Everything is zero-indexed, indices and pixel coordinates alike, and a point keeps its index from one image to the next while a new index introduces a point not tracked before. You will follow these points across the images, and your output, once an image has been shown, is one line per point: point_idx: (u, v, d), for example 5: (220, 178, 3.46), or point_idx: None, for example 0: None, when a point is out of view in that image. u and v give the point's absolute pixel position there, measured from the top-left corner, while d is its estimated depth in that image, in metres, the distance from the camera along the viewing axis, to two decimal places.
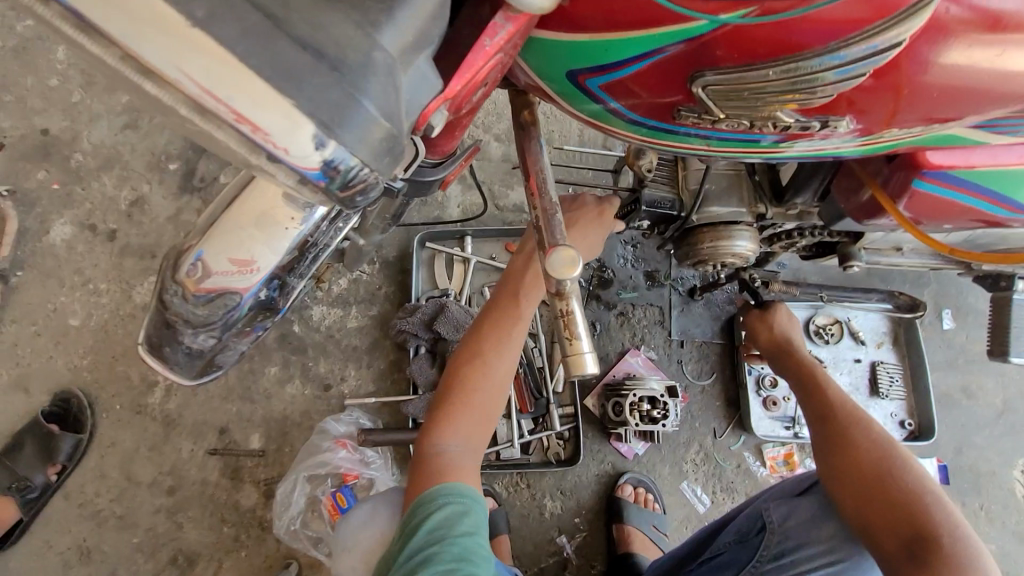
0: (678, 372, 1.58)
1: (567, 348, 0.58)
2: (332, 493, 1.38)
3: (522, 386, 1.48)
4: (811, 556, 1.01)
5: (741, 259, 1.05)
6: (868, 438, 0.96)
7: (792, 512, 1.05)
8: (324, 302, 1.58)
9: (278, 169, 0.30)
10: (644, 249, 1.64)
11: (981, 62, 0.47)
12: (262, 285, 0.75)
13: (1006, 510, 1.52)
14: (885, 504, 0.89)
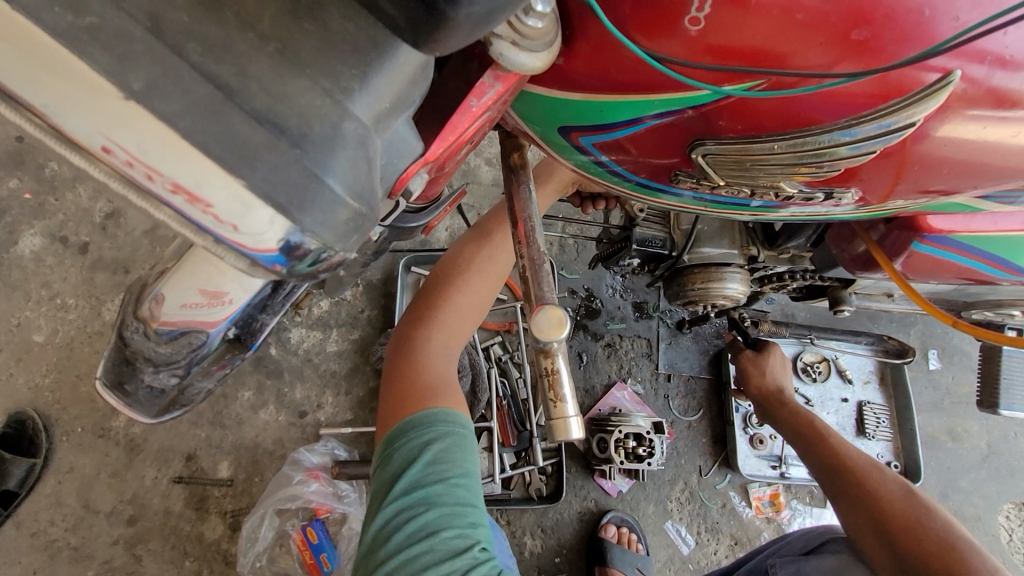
0: (664, 408, 1.55)
1: (551, 411, 0.54)
2: (303, 528, 1.32)
3: (504, 419, 1.45)
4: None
5: (731, 300, 1.03)
6: (884, 486, 0.96)
7: (800, 571, 1.05)
8: (303, 324, 1.53)
9: (222, 252, 0.27)
10: (633, 280, 1.63)
11: (1000, 141, 0.44)
12: (232, 323, 0.70)
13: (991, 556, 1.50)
14: (915, 550, 0.87)
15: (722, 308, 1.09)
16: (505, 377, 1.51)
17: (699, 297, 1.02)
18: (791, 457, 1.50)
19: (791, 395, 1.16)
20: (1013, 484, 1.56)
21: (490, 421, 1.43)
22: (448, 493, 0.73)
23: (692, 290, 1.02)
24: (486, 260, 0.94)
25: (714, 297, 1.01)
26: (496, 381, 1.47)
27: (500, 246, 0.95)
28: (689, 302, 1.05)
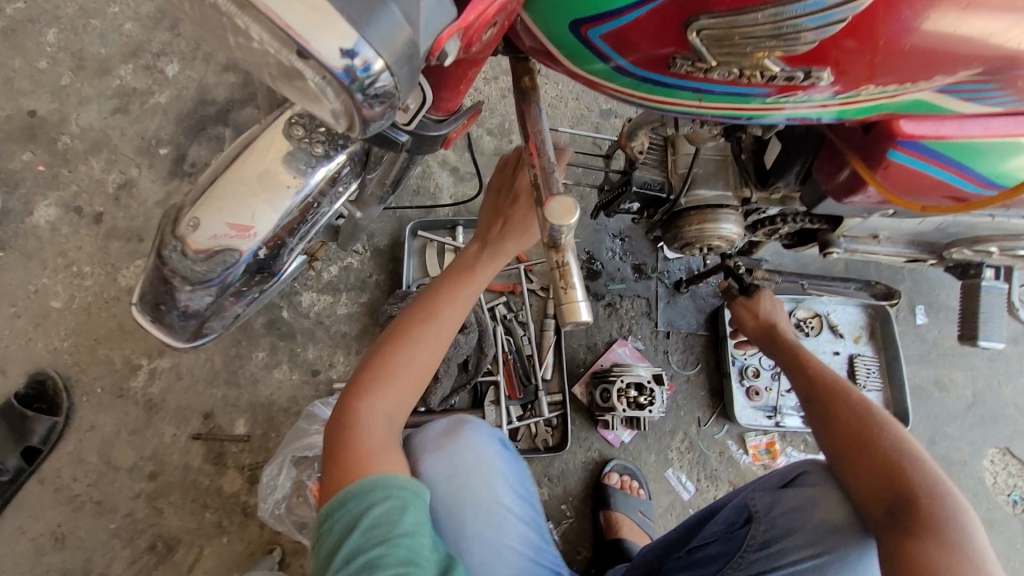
0: (663, 362, 1.61)
1: (562, 297, 0.61)
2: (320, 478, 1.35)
3: (511, 373, 1.51)
4: (799, 560, 0.89)
5: (726, 242, 1.09)
6: (851, 409, 0.96)
7: (777, 501, 0.96)
8: (314, 288, 1.58)
9: (306, 62, 0.35)
10: (631, 243, 1.70)
11: (940, 25, 0.53)
12: (262, 245, 0.78)
13: (976, 498, 1.57)
14: (872, 470, 0.88)
15: (717, 252, 1.15)
16: (510, 335, 1.56)
17: (697, 237, 1.08)
18: (785, 407, 1.57)
19: (786, 330, 1.21)
20: (998, 430, 1.63)
21: (497, 374, 1.50)
22: (391, 555, 0.71)
23: (690, 231, 1.08)
24: (430, 331, 0.90)
25: (711, 237, 1.07)
26: (502, 339, 1.53)
27: (448, 314, 0.92)
28: (687, 245, 1.11)
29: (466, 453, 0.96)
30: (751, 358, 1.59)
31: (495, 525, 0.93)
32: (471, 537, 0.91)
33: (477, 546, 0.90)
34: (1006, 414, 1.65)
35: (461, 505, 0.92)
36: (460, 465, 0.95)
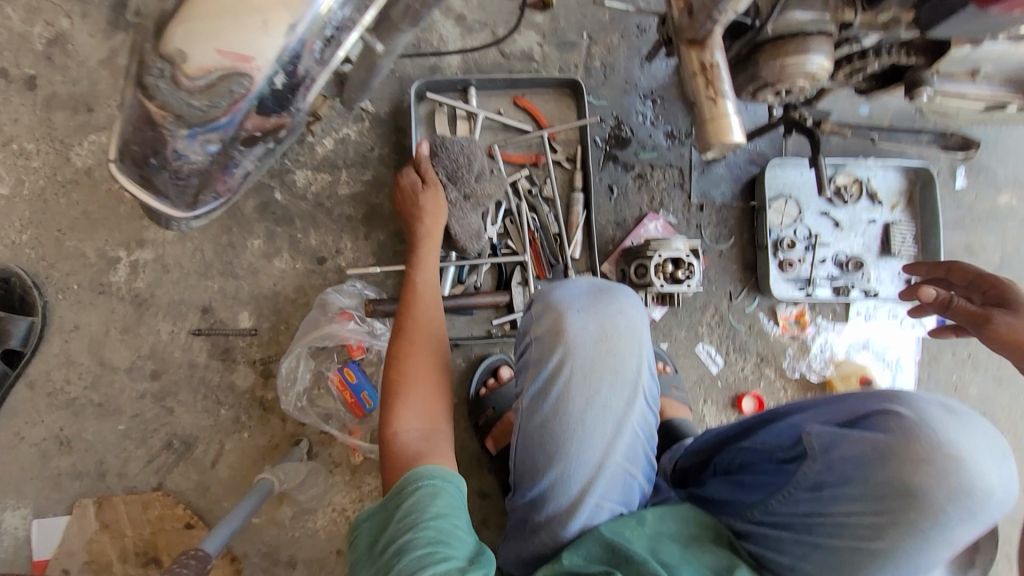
0: (697, 236, 1.51)
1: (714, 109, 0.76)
2: (339, 369, 1.28)
3: (538, 252, 1.41)
4: (850, 511, 0.74)
5: (814, 82, 0.92)
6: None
7: (838, 444, 0.76)
8: (309, 165, 1.39)
9: None
10: (664, 107, 1.54)
11: None
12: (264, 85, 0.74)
13: (991, 358, 1.59)
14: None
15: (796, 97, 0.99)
16: (534, 212, 1.43)
17: (780, 74, 0.91)
18: (817, 278, 1.52)
19: None
20: None
21: (523, 255, 1.39)
22: (419, 537, 0.66)
23: (774, 68, 0.91)
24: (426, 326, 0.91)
25: (800, 73, 0.90)
26: (527, 216, 1.41)
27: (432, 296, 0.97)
28: (765, 86, 0.94)
29: (615, 317, 0.88)
30: (788, 230, 1.52)
31: (628, 400, 0.85)
32: (603, 407, 0.84)
33: (606, 418, 0.84)
34: None
35: (600, 371, 0.85)
36: (611, 329, 0.87)
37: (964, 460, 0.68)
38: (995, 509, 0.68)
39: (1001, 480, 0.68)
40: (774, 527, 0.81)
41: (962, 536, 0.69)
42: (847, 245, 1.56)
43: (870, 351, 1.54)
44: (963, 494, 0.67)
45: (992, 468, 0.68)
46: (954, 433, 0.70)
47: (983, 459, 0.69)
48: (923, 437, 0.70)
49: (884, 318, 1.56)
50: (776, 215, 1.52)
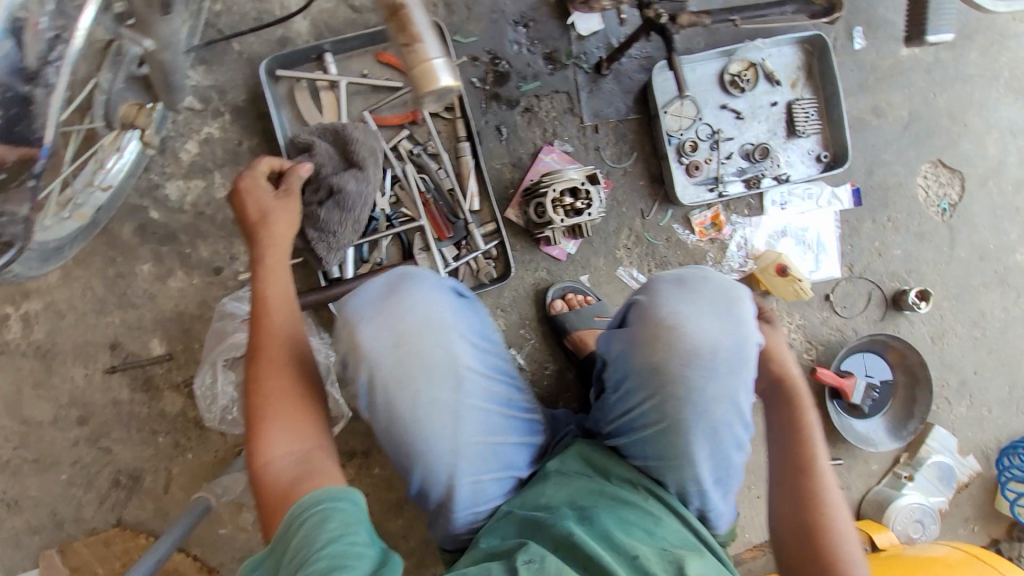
0: (597, 160, 1.46)
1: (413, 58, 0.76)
2: None
3: (434, 214, 1.37)
4: (638, 401, 0.85)
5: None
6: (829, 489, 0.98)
7: (611, 341, 0.90)
8: (178, 175, 1.32)
9: None
10: (538, 29, 1.45)
11: None
12: None
13: (910, 216, 1.59)
14: (807, 555, 0.96)
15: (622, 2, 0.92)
16: (423, 172, 1.38)
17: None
18: (726, 175, 1.50)
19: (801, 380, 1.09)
20: (933, 144, 1.60)
21: (419, 219, 1.35)
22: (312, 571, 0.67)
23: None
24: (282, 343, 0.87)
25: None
26: (416, 180, 1.36)
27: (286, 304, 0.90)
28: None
29: (406, 314, 0.84)
30: (689, 132, 1.48)
31: (452, 387, 0.85)
32: (427, 403, 0.84)
33: (434, 408, 0.84)
34: (940, 125, 1.61)
35: (411, 376, 0.83)
36: (402, 327, 0.84)
37: (683, 326, 0.81)
38: (737, 355, 0.82)
39: (724, 326, 0.82)
40: (619, 434, 0.92)
41: (717, 390, 0.81)
42: (752, 135, 1.52)
43: (790, 237, 1.54)
44: (700, 355, 0.81)
45: (713, 320, 0.82)
46: (676, 304, 0.84)
47: (704, 316, 0.83)
48: (656, 321, 0.82)
49: (800, 201, 1.54)
50: (674, 120, 1.47)
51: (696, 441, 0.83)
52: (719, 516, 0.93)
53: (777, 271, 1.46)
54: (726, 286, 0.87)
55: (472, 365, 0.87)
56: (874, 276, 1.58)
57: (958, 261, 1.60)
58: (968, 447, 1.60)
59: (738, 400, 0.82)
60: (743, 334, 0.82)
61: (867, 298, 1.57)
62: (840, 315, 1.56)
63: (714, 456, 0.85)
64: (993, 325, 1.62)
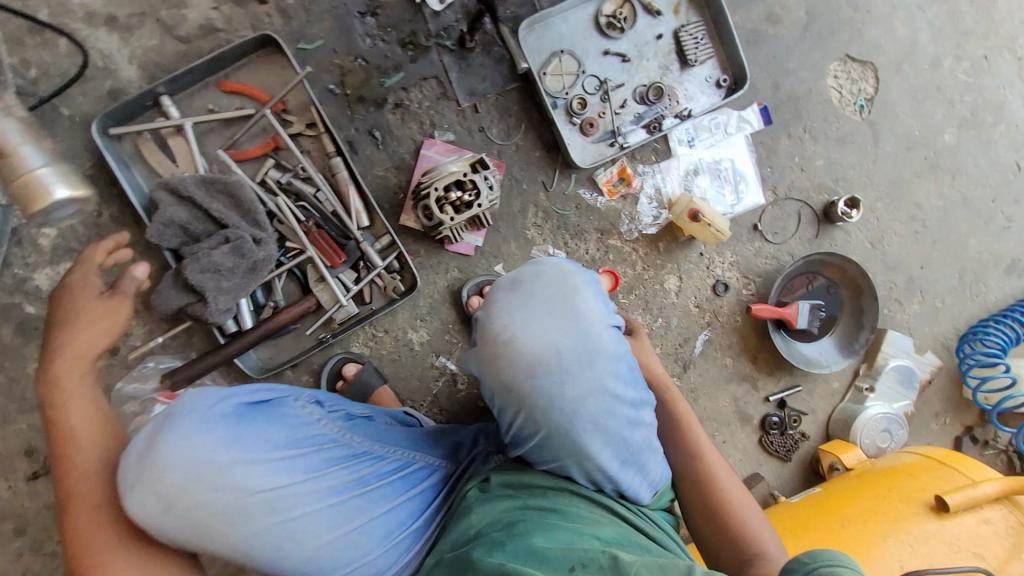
0: (484, 142, 1.37)
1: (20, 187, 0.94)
2: None
3: (321, 240, 1.29)
4: (509, 419, 0.82)
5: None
6: (719, 461, 1.04)
7: (470, 362, 0.86)
8: (43, 263, 1.24)
9: None
10: (387, 14, 1.32)
11: None
12: None
13: (827, 122, 1.49)
14: (718, 529, 0.99)
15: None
16: (301, 199, 1.29)
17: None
18: (623, 126, 1.40)
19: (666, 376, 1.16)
20: (837, 39, 1.49)
21: (305, 249, 1.27)
22: None
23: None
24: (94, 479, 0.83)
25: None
26: (294, 209, 1.27)
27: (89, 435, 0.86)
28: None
29: (166, 476, 0.73)
30: (574, 89, 1.37)
31: (267, 513, 0.77)
32: (253, 537, 0.77)
33: (261, 538, 0.78)
34: (842, 17, 1.49)
35: (212, 525, 0.75)
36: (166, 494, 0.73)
37: (514, 336, 0.77)
38: (580, 348, 0.78)
39: (558, 323, 0.78)
40: (517, 446, 0.84)
41: (572, 387, 0.77)
42: (643, 76, 1.41)
43: (705, 174, 1.45)
44: (542, 359, 0.76)
45: (546, 319, 0.78)
46: (508, 313, 0.79)
47: (537, 318, 0.79)
48: (489, 338, 0.78)
49: (708, 134, 1.44)
50: (555, 80, 1.36)
51: (585, 437, 0.79)
52: (640, 493, 0.89)
53: (691, 216, 1.36)
54: (559, 277, 0.84)
55: (278, 487, 0.78)
56: (801, 194, 1.50)
57: (885, 157, 1.52)
58: (925, 344, 1.57)
59: (603, 387, 0.78)
60: (581, 325, 0.79)
61: (797, 218, 1.50)
62: (772, 243, 1.50)
63: (607, 447, 0.80)
64: (932, 215, 1.56)
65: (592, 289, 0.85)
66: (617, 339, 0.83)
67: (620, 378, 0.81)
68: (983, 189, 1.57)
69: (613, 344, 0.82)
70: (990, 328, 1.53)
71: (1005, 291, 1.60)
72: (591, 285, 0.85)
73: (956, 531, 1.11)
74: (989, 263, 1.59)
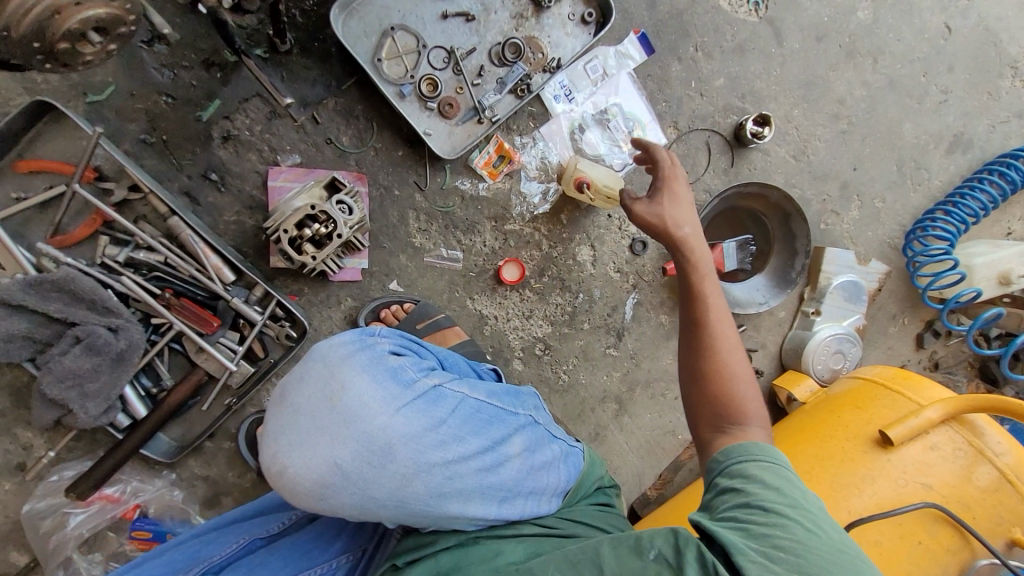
0: (335, 155, 1.23)
1: None
2: (131, 536, 1.24)
3: (187, 310, 1.17)
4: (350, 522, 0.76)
5: (107, 2, 0.62)
6: (727, 336, 0.90)
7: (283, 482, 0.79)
8: None
9: None
10: (182, 35, 1.14)
11: None
12: None
13: (719, 33, 1.31)
14: (708, 400, 0.87)
15: (120, 44, 0.70)
16: (151, 270, 1.17)
17: (42, 29, 0.61)
18: (486, 97, 1.23)
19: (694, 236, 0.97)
20: None
21: (171, 323, 1.15)
22: None
23: (18, 15, 0.58)
24: None
25: (77, 9, 0.61)
26: (145, 284, 1.15)
27: None
28: (60, 53, 0.65)
29: None
30: (419, 69, 1.21)
31: None
32: None
33: None
34: None
35: None
36: None
37: (285, 470, 0.67)
38: (368, 451, 0.68)
39: (330, 438, 0.67)
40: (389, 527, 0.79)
41: (381, 487, 0.69)
42: (496, 33, 1.23)
43: (591, 127, 1.30)
44: (330, 482, 0.67)
45: (317, 437, 0.67)
46: (275, 441, 0.68)
47: (306, 439, 0.67)
48: (266, 477, 0.69)
49: (584, 82, 1.29)
50: (394, 65, 1.20)
51: (426, 508, 0.73)
52: (538, 507, 0.86)
53: (578, 187, 1.24)
54: (322, 374, 0.71)
55: None
56: (706, 121, 1.33)
57: (794, 56, 1.35)
58: (870, 250, 1.45)
59: (418, 465, 0.71)
60: (358, 429, 0.68)
61: (707, 149, 1.34)
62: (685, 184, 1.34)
63: (457, 504, 0.75)
64: (857, 109, 1.39)
65: (368, 369, 0.72)
66: (417, 409, 0.73)
67: (434, 447, 0.72)
68: (910, 65, 1.40)
69: (411, 421, 0.71)
70: (936, 219, 1.38)
71: (951, 171, 1.45)
72: (364, 364, 0.72)
73: (904, 465, 1.04)
74: (929, 146, 1.44)
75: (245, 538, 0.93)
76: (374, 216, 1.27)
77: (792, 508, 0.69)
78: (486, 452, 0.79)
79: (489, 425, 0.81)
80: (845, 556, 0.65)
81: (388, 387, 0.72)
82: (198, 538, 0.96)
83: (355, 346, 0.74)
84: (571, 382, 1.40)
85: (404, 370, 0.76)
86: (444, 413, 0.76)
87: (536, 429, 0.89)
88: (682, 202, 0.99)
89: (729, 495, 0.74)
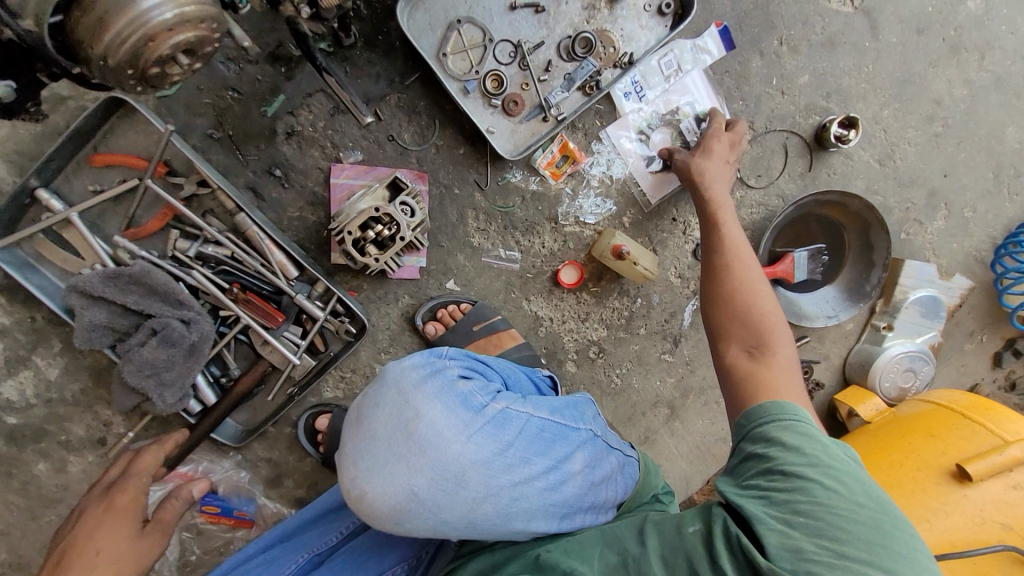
0: (397, 152, 1.22)
1: None
2: (201, 509, 1.32)
3: (254, 304, 1.19)
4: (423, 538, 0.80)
5: (197, 24, 0.61)
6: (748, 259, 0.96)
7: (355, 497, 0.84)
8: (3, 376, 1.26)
9: None
10: (248, 30, 1.13)
11: None
12: None
13: (806, 25, 1.22)
14: (730, 312, 0.91)
15: (206, 61, 0.68)
16: (218, 264, 1.19)
17: (135, 56, 0.60)
18: (553, 95, 1.18)
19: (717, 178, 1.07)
20: None
21: (241, 318, 1.18)
22: None
23: (116, 43, 0.58)
24: None
25: (168, 34, 0.60)
26: (214, 278, 1.17)
27: None
28: (150, 77, 0.64)
29: None
30: (485, 64, 1.16)
31: None
32: None
33: None
34: None
35: None
36: None
37: (363, 496, 0.72)
38: (442, 478, 0.71)
39: (407, 467, 0.71)
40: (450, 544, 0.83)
41: (452, 511, 0.72)
42: (566, 25, 1.17)
43: (661, 127, 1.24)
44: (406, 508, 0.72)
45: (394, 465, 0.71)
46: (354, 466, 0.73)
47: (384, 466, 0.72)
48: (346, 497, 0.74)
49: (656, 79, 1.22)
50: (459, 60, 1.16)
51: (495, 528, 0.75)
52: (598, 517, 0.85)
53: (616, 255, 1.23)
54: (397, 402, 0.74)
55: None
56: (785, 121, 1.25)
57: (889, 50, 1.24)
58: (954, 264, 1.36)
59: (485, 486, 0.73)
60: (432, 458, 0.71)
61: (784, 151, 1.26)
62: (757, 188, 1.26)
63: (523, 522, 0.76)
64: (955, 110, 1.28)
65: (439, 397, 0.75)
66: (486, 434, 0.75)
67: (503, 471, 0.74)
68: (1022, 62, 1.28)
69: (482, 447, 0.73)
70: None
71: None
72: (436, 392, 0.75)
73: (981, 501, 1.00)
74: None
75: (304, 556, 0.98)
76: (434, 216, 1.25)
77: (814, 469, 0.66)
78: (551, 471, 0.79)
79: (553, 444, 0.81)
80: (871, 513, 0.63)
81: (459, 413, 0.75)
82: (260, 556, 0.99)
83: (427, 371, 0.77)
84: (624, 385, 1.38)
85: (473, 395, 0.78)
86: (512, 436, 0.77)
87: (598, 442, 0.87)
88: (716, 156, 1.09)
89: (751, 461, 0.72)
